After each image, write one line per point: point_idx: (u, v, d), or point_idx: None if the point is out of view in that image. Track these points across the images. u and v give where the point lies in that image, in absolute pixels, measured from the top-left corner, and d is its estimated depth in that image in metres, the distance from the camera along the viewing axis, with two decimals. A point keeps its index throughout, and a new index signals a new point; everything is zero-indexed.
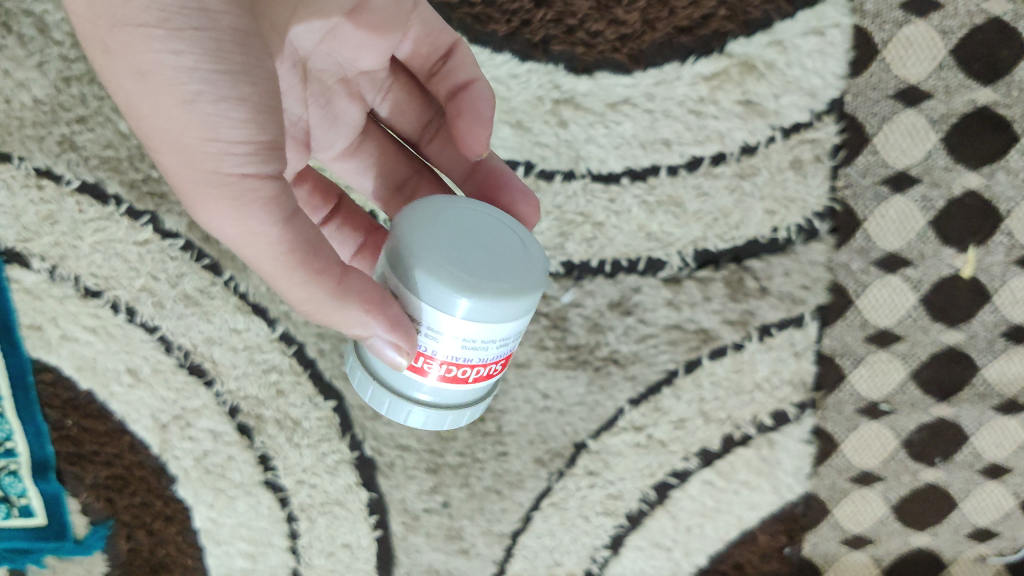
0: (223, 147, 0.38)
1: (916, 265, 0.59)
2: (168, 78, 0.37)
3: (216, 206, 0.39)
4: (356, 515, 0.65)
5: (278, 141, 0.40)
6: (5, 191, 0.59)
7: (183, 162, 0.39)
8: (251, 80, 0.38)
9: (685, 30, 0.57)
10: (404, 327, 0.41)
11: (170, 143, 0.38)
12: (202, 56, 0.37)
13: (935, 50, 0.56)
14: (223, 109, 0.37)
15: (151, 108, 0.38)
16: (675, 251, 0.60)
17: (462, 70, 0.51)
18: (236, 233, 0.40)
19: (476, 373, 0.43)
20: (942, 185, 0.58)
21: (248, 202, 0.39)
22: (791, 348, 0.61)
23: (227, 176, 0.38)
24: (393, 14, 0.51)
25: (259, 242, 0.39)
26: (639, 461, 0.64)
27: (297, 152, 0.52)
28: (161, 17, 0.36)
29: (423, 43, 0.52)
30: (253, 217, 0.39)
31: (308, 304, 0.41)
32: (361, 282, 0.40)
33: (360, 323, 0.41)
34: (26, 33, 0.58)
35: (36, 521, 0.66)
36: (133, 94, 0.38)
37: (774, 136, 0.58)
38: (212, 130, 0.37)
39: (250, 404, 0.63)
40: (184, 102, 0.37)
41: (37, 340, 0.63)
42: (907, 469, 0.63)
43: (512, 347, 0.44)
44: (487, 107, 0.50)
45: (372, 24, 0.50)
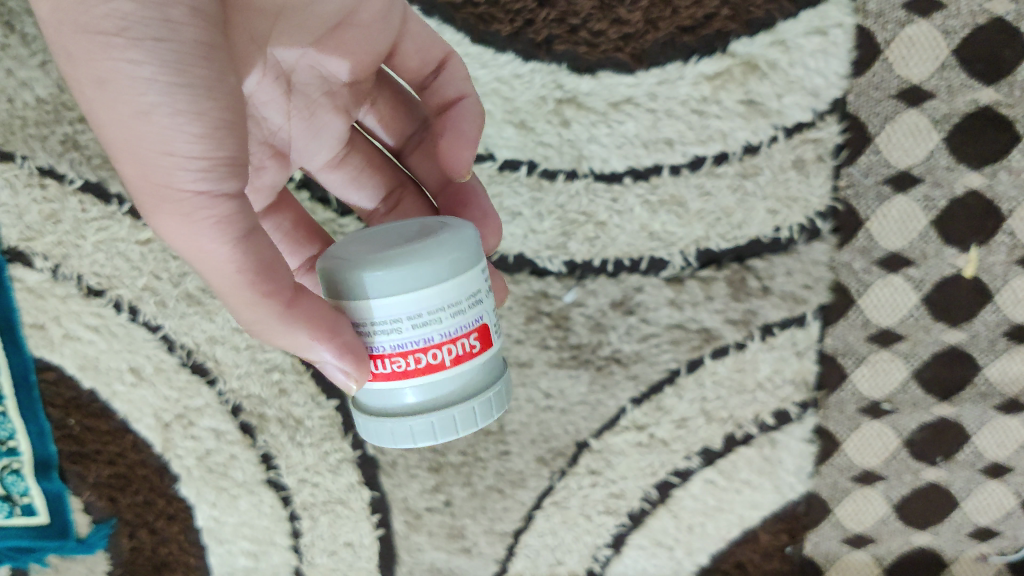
0: (177, 159, 0.38)
1: (918, 265, 0.59)
2: (126, 88, 0.38)
3: (170, 220, 0.40)
4: (358, 514, 0.65)
5: (239, 159, 0.40)
6: (8, 190, 0.60)
7: (139, 171, 0.40)
8: (211, 95, 0.39)
9: (688, 29, 0.57)
10: (353, 356, 0.41)
11: (128, 153, 0.40)
12: (160, 67, 0.38)
13: (937, 50, 0.56)
14: (177, 121, 0.38)
15: (111, 116, 0.39)
16: (677, 250, 0.60)
17: (452, 86, 0.52)
18: (188, 249, 0.40)
19: (449, 354, 0.42)
20: (945, 184, 0.58)
21: (199, 218, 0.39)
22: (793, 347, 0.61)
23: (180, 190, 0.39)
24: (380, 30, 0.50)
25: (209, 260, 0.40)
26: (641, 460, 0.64)
27: (274, 162, 0.52)
28: (121, 26, 0.38)
29: (414, 56, 0.52)
30: (202, 232, 0.39)
31: (259, 325, 0.41)
32: (314, 307, 0.41)
33: (310, 344, 0.41)
34: (29, 33, 0.57)
35: (39, 520, 0.66)
36: (95, 102, 0.40)
37: (776, 135, 0.58)
38: (168, 142, 0.38)
39: (253, 403, 0.63)
40: (140, 113, 0.38)
41: (39, 339, 0.63)
42: (909, 467, 0.63)
43: (478, 321, 0.43)
44: (471, 126, 0.51)
45: (357, 40, 0.50)
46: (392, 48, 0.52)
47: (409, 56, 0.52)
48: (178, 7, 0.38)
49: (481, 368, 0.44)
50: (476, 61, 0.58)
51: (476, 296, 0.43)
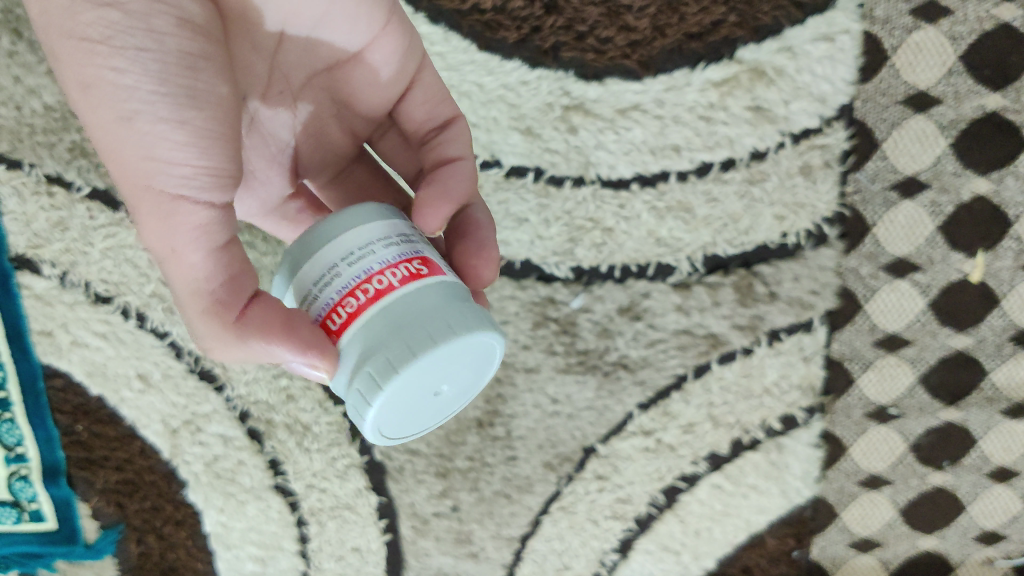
0: (159, 164, 0.39)
1: (925, 270, 0.59)
2: (111, 94, 0.39)
3: (146, 225, 0.41)
4: (365, 519, 0.65)
5: (223, 170, 0.41)
6: (15, 198, 0.60)
7: (123, 175, 0.40)
8: (195, 105, 0.40)
9: (695, 36, 0.57)
10: (311, 344, 0.37)
11: (113, 156, 0.40)
12: (144, 75, 0.39)
13: (944, 56, 0.56)
14: (159, 128, 0.39)
15: (97, 119, 0.40)
16: (684, 256, 0.60)
17: (451, 146, 0.49)
18: (160, 254, 0.41)
19: (393, 278, 0.38)
20: (951, 190, 0.58)
21: (172, 223, 0.40)
22: (800, 353, 0.61)
23: (156, 195, 0.40)
24: (392, 73, 0.49)
25: (175, 265, 0.40)
26: (648, 465, 0.64)
27: (280, 176, 0.53)
28: (106, 34, 0.39)
29: (421, 106, 0.50)
30: (178, 235, 0.40)
31: (214, 339, 0.40)
32: (266, 310, 0.39)
33: (263, 353, 0.39)
34: (37, 41, 0.58)
35: (47, 526, 0.66)
36: (83, 104, 0.41)
37: (783, 141, 0.58)
38: (150, 147, 0.39)
39: (260, 409, 0.64)
40: (122, 118, 0.39)
41: (47, 346, 0.63)
42: (915, 472, 0.63)
43: (419, 253, 0.40)
44: (459, 184, 0.47)
45: (366, 77, 0.49)
46: (402, 92, 0.50)
47: (416, 104, 0.50)
48: (163, 20, 0.39)
49: (439, 294, 0.38)
50: (483, 68, 0.58)
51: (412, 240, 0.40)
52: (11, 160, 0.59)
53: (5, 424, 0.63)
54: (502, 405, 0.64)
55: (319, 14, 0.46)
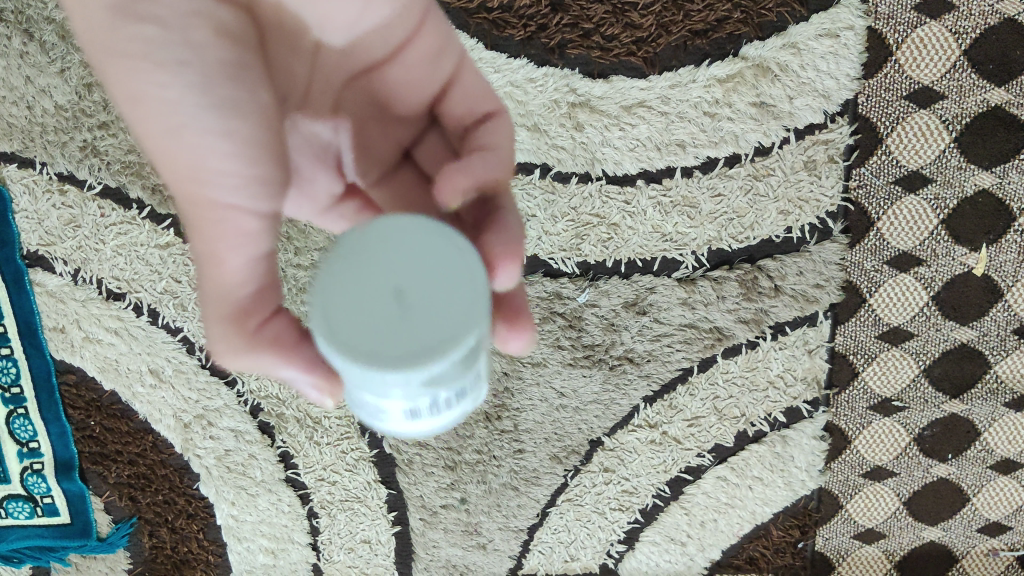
0: (208, 177, 0.35)
1: (929, 263, 0.60)
2: (155, 105, 0.35)
3: (192, 231, 0.36)
4: (375, 512, 0.66)
5: (274, 178, 0.36)
6: (29, 196, 0.61)
7: (174, 188, 0.36)
8: (241, 114, 0.35)
9: (700, 33, 0.58)
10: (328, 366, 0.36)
11: (164, 171, 0.36)
12: (189, 87, 0.35)
13: (948, 52, 0.57)
14: (206, 140, 0.35)
15: (143, 132, 0.36)
16: (689, 250, 0.61)
17: (488, 135, 0.41)
18: (199, 264, 0.36)
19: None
20: (955, 184, 0.58)
21: (222, 233, 0.35)
22: (805, 346, 0.62)
23: (204, 205, 0.35)
24: (428, 72, 0.43)
25: (214, 276, 0.36)
26: (654, 458, 0.64)
27: (327, 173, 0.45)
28: (144, 49, 0.35)
29: (459, 100, 0.43)
30: (228, 246, 0.35)
31: (219, 344, 0.37)
32: (282, 327, 0.37)
33: (267, 365, 0.37)
34: (48, 40, 0.58)
35: (61, 519, 0.67)
36: (126, 115, 0.37)
37: (788, 136, 0.59)
38: (198, 158, 0.35)
39: (271, 403, 0.65)
40: (169, 130, 0.35)
41: (59, 342, 0.64)
42: (918, 464, 0.64)
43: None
44: (484, 168, 0.39)
45: (403, 77, 0.43)
46: (440, 89, 0.43)
47: (454, 100, 0.43)
48: (200, 28, 0.36)
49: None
50: (490, 65, 0.58)
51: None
52: (24, 158, 0.60)
53: (19, 420, 0.65)
54: (509, 399, 0.64)
55: (353, 19, 0.41)
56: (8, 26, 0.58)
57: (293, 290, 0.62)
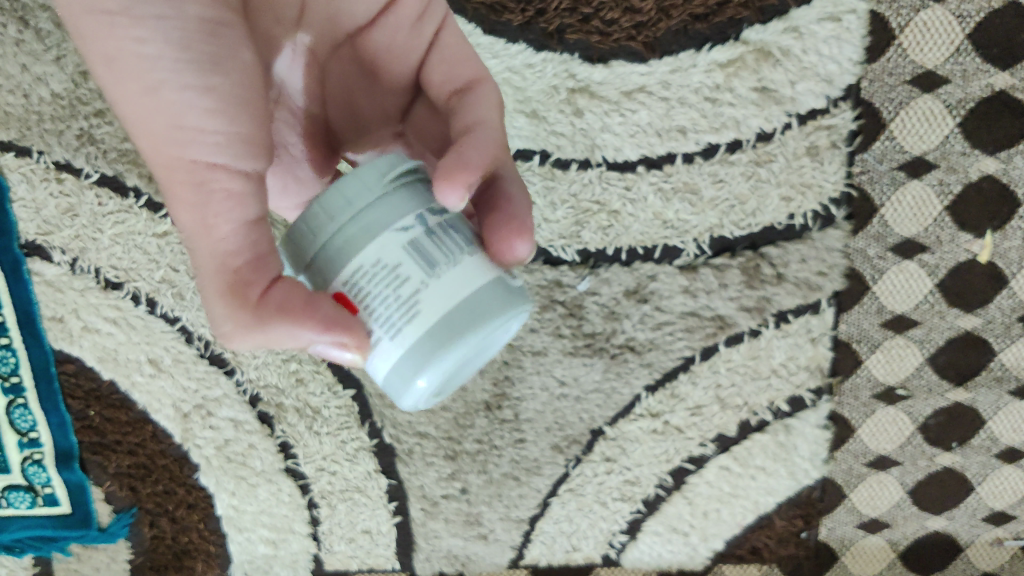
0: (191, 133, 0.39)
1: (933, 250, 0.59)
2: (137, 66, 0.39)
3: (172, 189, 0.40)
4: (375, 502, 0.66)
5: (254, 137, 0.41)
6: (26, 184, 0.60)
7: (154, 144, 0.40)
8: (220, 73, 0.40)
9: (701, 17, 0.57)
10: (344, 322, 0.35)
11: (144, 127, 0.40)
12: (167, 45, 0.39)
13: (952, 35, 0.55)
14: (189, 96, 0.39)
15: (122, 89, 0.40)
16: (691, 238, 0.60)
17: (473, 112, 0.44)
18: (193, 233, 0.39)
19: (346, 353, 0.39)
20: (959, 170, 0.57)
21: (209, 193, 0.39)
22: (808, 334, 0.61)
23: (191, 166, 0.39)
24: (411, 38, 0.48)
25: (207, 244, 0.38)
26: (655, 448, 0.64)
27: (311, 154, 0.53)
28: (125, 6, 0.39)
29: (441, 67, 0.47)
30: (207, 202, 0.39)
31: (232, 320, 0.37)
32: (290, 290, 0.36)
33: (286, 338, 0.36)
34: (44, 28, 0.58)
35: (61, 510, 0.67)
36: (109, 83, 0.41)
37: (790, 122, 0.58)
38: (180, 115, 0.39)
39: (271, 393, 0.64)
40: (150, 91, 0.39)
41: (58, 332, 0.63)
42: (923, 453, 0.63)
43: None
44: (484, 151, 0.41)
45: (383, 39, 0.48)
46: (421, 56, 0.48)
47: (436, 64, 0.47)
48: None
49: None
50: (488, 51, 0.58)
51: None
52: (21, 147, 0.60)
53: (19, 410, 0.65)
54: (510, 388, 0.64)
55: None
56: (3, 14, 0.58)
57: None
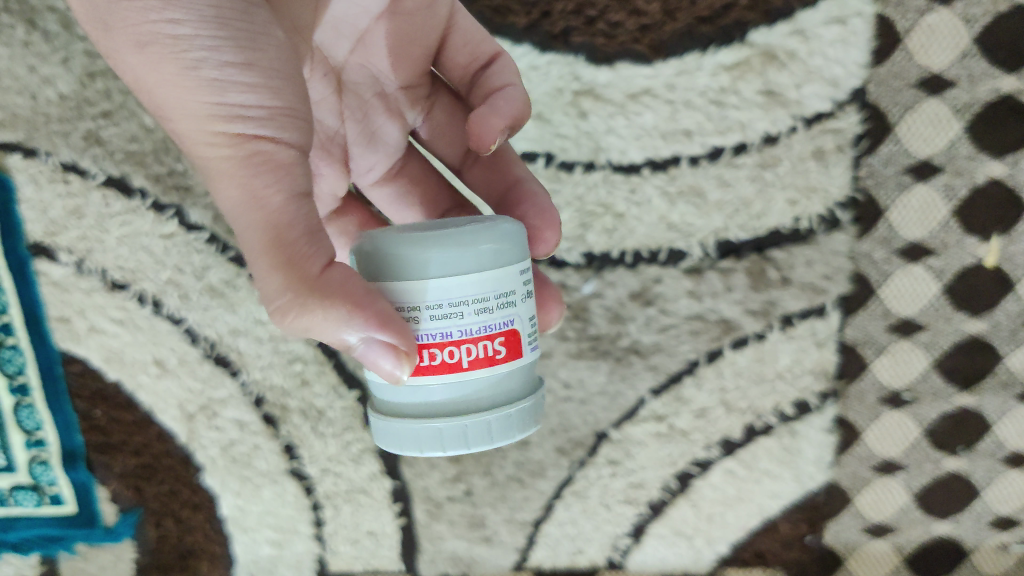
0: (233, 110, 0.38)
1: (939, 254, 0.59)
2: (169, 47, 0.38)
3: (217, 172, 0.39)
4: (380, 503, 0.66)
5: (294, 110, 0.40)
6: (32, 185, 0.60)
7: (194, 127, 0.39)
8: (256, 46, 0.39)
9: (706, 20, 0.57)
10: (395, 324, 0.38)
11: (182, 112, 0.39)
12: (203, 22, 0.38)
13: (958, 38, 0.55)
14: (227, 73, 0.38)
15: (156, 75, 0.39)
16: (696, 241, 0.60)
17: (498, 77, 0.51)
18: (236, 207, 0.39)
19: (465, 355, 0.40)
20: (965, 173, 0.57)
21: (258, 164, 0.38)
22: (814, 338, 0.61)
23: (231, 142, 0.38)
24: (429, 24, 0.52)
25: (257, 214, 0.38)
26: (661, 451, 0.64)
27: (332, 168, 0.54)
28: None
29: (462, 51, 0.53)
30: (259, 178, 0.38)
31: (280, 295, 0.37)
32: (346, 277, 0.37)
33: (335, 325, 0.37)
34: (51, 30, 0.58)
35: (67, 509, 0.67)
36: (140, 68, 0.39)
37: (795, 126, 0.58)
38: (220, 93, 0.38)
39: (276, 394, 0.64)
40: (186, 68, 0.38)
41: (64, 332, 0.63)
42: (928, 457, 0.63)
43: (506, 326, 0.41)
44: (511, 107, 0.48)
45: (405, 28, 0.52)
46: (441, 40, 0.53)
47: (457, 49, 0.53)
48: None
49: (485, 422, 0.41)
50: None
51: (442, 440, 0.41)
52: (27, 148, 0.60)
53: (26, 410, 0.65)
54: None
55: None
56: (12, 15, 0.58)
57: None
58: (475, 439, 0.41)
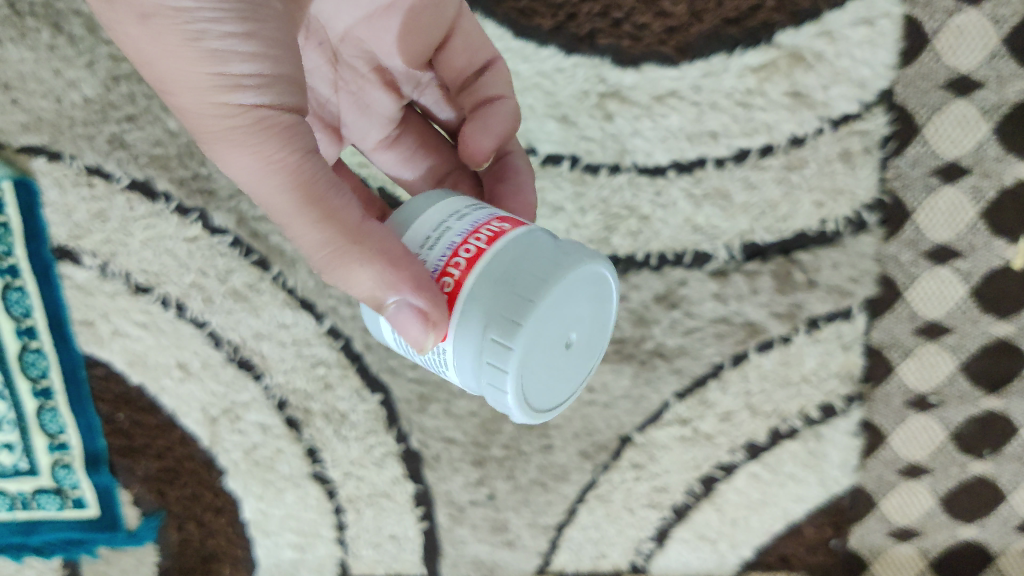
0: (237, 83, 0.39)
1: (966, 256, 0.58)
2: (171, 17, 0.37)
3: (223, 143, 0.40)
4: (402, 507, 0.66)
5: (291, 79, 0.41)
6: (57, 189, 0.61)
7: (195, 100, 0.39)
8: (256, 16, 0.39)
9: (733, 21, 0.56)
10: (432, 288, 0.40)
11: (182, 85, 0.39)
12: None
13: (987, 39, 0.55)
14: (231, 44, 0.38)
15: (156, 47, 0.38)
16: (722, 243, 0.60)
17: (491, 86, 0.52)
18: (252, 175, 0.40)
19: (478, 241, 0.40)
20: (993, 175, 0.57)
21: (267, 133, 0.39)
22: (839, 341, 0.61)
23: (241, 113, 0.39)
24: (433, 18, 0.51)
25: (280, 181, 0.39)
26: (684, 454, 0.63)
27: (325, 134, 0.55)
28: None
29: (461, 52, 0.52)
30: (273, 148, 0.39)
31: (324, 253, 0.40)
32: (384, 235, 0.40)
33: (374, 282, 0.40)
34: (76, 33, 0.58)
35: (89, 513, 0.67)
36: (137, 37, 0.38)
37: (822, 127, 0.57)
38: (224, 67, 0.38)
39: (299, 397, 0.64)
40: (189, 40, 0.38)
41: (88, 335, 0.63)
42: (955, 461, 0.62)
43: (492, 215, 0.43)
44: (500, 123, 0.51)
45: (407, 22, 0.51)
46: (444, 38, 0.52)
47: (457, 48, 0.52)
48: None
49: (513, 271, 0.39)
50: (519, 55, 0.58)
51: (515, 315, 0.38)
52: (52, 151, 0.60)
53: (49, 413, 0.65)
54: None
55: None
56: (37, 19, 0.58)
57: (320, 284, 0.62)
58: (531, 289, 0.38)
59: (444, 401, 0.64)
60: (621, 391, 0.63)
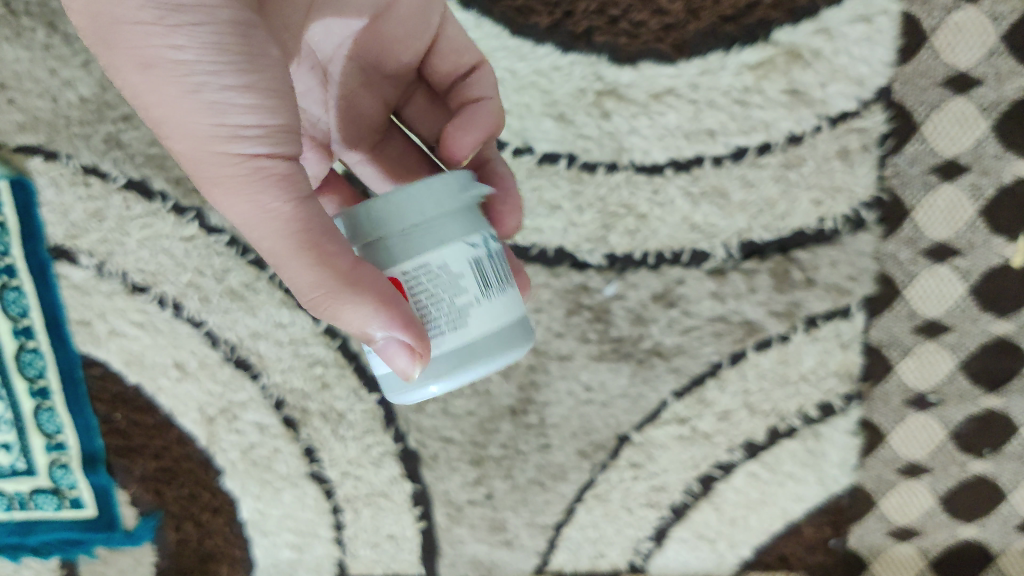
0: (234, 132, 0.38)
1: (966, 254, 0.58)
2: (169, 68, 0.37)
3: (217, 190, 0.39)
4: (399, 507, 0.66)
5: (291, 128, 0.40)
6: (53, 188, 0.60)
7: (191, 149, 0.38)
8: (256, 68, 0.39)
9: (730, 19, 0.56)
10: (416, 324, 0.38)
11: (177, 132, 0.38)
12: (205, 47, 0.37)
13: (985, 36, 0.55)
14: (228, 96, 0.38)
15: (151, 97, 0.38)
16: (719, 242, 0.60)
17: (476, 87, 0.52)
18: (247, 222, 0.39)
19: None
20: (992, 172, 0.56)
21: (262, 182, 0.38)
22: (838, 339, 0.61)
23: (237, 161, 0.38)
24: (419, 27, 0.50)
25: (273, 229, 0.38)
26: (683, 453, 0.63)
27: (316, 153, 0.54)
28: (156, 12, 0.36)
29: (448, 56, 0.52)
30: (267, 198, 0.38)
31: (314, 294, 0.38)
32: (375, 275, 0.38)
33: (363, 317, 0.37)
34: (71, 33, 0.58)
35: (87, 513, 0.67)
36: (133, 85, 0.38)
37: (820, 125, 0.57)
38: (221, 116, 0.38)
39: (296, 397, 0.64)
40: (187, 91, 0.37)
41: (85, 335, 0.63)
42: (955, 460, 0.62)
43: None
44: (485, 116, 0.50)
45: (395, 32, 0.51)
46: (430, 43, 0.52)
47: (445, 50, 0.52)
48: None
49: None
50: (515, 54, 0.58)
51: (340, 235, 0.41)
52: (49, 151, 0.60)
53: (46, 413, 0.65)
54: (536, 393, 0.63)
55: None
56: (33, 18, 0.58)
57: None
58: None
59: (442, 401, 0.65)
60: (620, 390, 0.63)
